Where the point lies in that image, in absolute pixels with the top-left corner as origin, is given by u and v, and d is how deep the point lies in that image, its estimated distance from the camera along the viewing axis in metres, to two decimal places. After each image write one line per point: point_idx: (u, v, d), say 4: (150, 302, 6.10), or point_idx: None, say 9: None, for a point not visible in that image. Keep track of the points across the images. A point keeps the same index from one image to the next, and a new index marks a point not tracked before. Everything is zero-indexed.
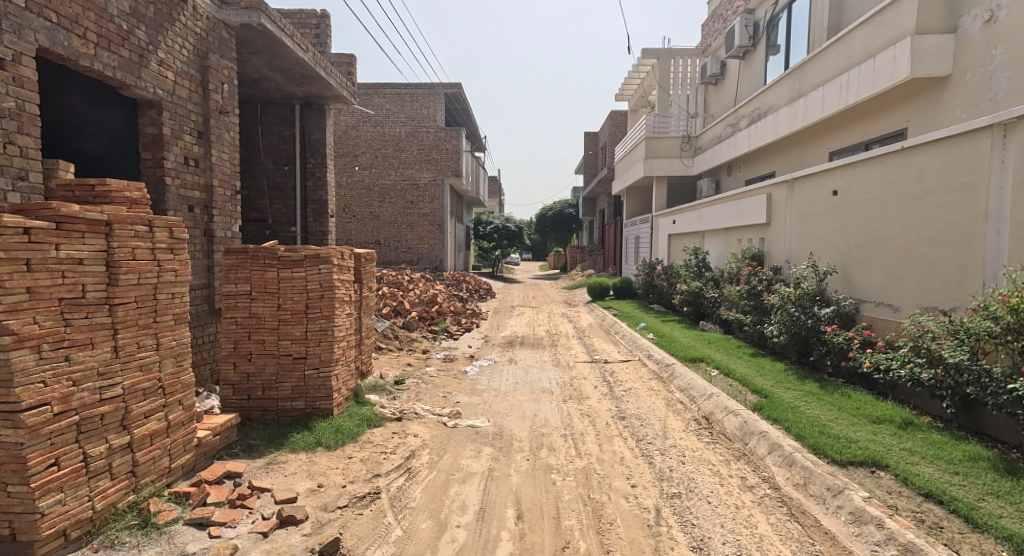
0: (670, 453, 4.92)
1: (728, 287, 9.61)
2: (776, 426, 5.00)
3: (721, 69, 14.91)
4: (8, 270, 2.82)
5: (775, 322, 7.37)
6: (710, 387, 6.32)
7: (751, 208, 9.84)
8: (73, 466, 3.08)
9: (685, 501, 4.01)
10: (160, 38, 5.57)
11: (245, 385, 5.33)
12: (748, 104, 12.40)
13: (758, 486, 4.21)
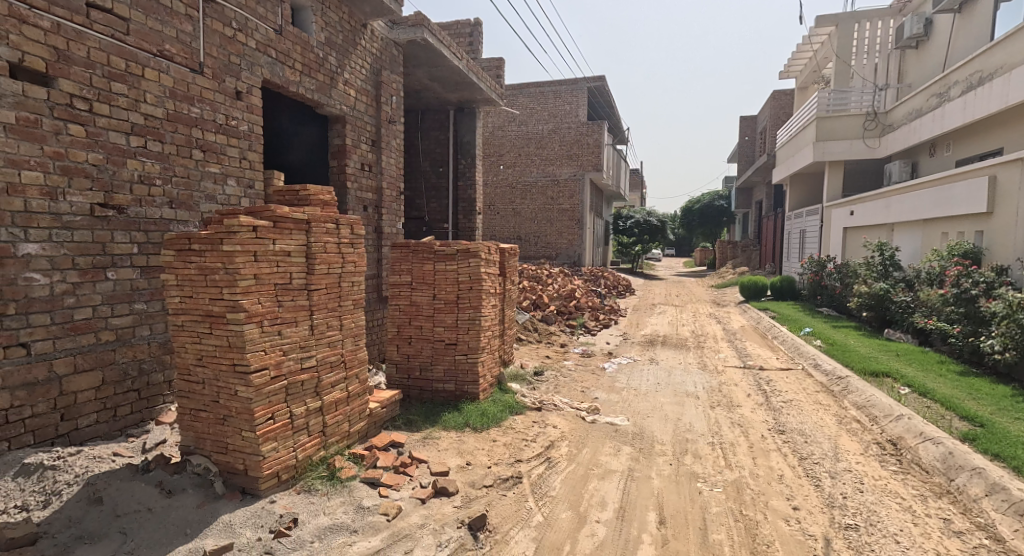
0: (844, 478, 4.43)
1: (928, 290, 8.30)
2: (997, 462, 4.22)
3: (925, 28, 12.73)
4: (243, 260, 3.53)
5: (999, 336, 6.21)
6: (899, 407, 5.54)
7: (965, 194, 8.31)
8: (283, 420, 3.77)
9: (864, 535, 3.60)
10: (347, 61, 6.45)
11: (406, 364, 5.99)
12: (966, 68, 10.43)
13: (970, 533, 3.62)
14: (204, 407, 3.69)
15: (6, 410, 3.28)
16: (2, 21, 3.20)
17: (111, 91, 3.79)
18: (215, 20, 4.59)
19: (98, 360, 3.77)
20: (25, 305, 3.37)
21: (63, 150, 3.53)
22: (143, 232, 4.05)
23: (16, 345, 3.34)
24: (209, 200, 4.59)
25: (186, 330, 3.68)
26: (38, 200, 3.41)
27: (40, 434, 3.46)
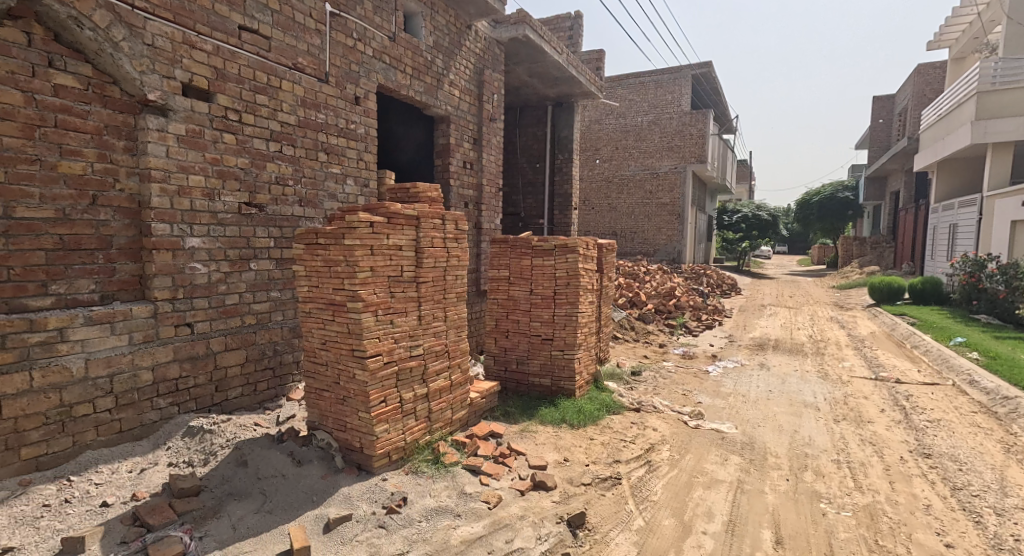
0: (1012, 517, 3.83)
1: None
2: None
3: None
4: (361, 253, 3.79)
5: None
6: None
7: None
8: (394, 404, 4.01)
9: None
10: (452, 63, 6.68)
11: (503, 357, 6.12)
12: None
13: None
14: (327, 387, 4.03)
15: (176, 379, 3.82)
16: (177, 47, 3.71)
17: (256, 102, 4.25)
18: (339, 32, 4.96)
19: (243, 340, 4.26)
20: (190, 290, 3.87)
21: (219, 156, 4.01)
22: (279, 228, 4.51)
23: (184, 324, 3.85)
24: (332, 198, 4.99)
25: (313, 316, 4.04)
26: (200, 200, 3.90)
27: (200, 401, 3.99)
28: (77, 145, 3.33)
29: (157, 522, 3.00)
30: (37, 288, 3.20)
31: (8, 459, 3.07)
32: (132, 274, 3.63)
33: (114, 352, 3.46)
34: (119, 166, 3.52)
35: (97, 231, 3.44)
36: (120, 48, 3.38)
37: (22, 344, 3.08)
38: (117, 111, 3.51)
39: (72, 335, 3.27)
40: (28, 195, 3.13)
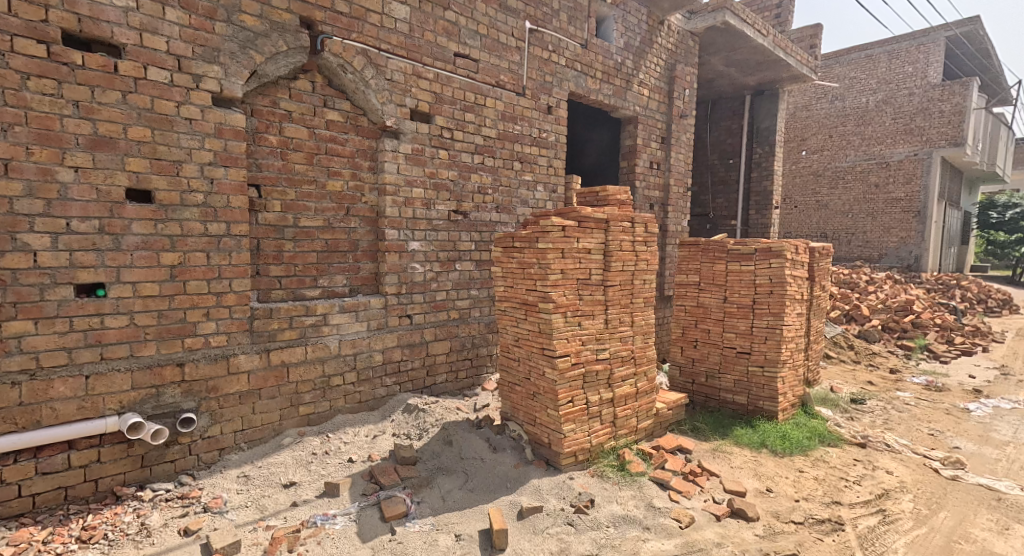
0: None
1: None
2: None
3: None
4: (554, 256, 3.94)
5: None
6: None
7: None
8: (581, 406, 4.09)
9: None
10: (642, 62, 6.53)
11: (690, 368, 5.78)
12: None
13: None
14: (519, 382, 4.30)
15: (399, 361, 4.45)
16: (409, 79, 4.31)
17: (465, 120, 4.72)
18: (536, 47, 5.24)
19: (449, 332, 4.77)
20: (410, 287, 4.47)
21: (435, 170, 4.56)
22: (480, 232, 4.94)
23: (405, 315, 4.47)
24: (524, 203, 5.29)
25: (507, 314, 4.34)
26: (420, 209, 4.48)
27: (414, 383, 4.58)
28: (339, 166, 4.08)
29: (387, 482, 3.54)
30: (311, 282, 3.99)
31: (291, 413, 3.87)
32: (370, 272, 4.33)
33: (357, 336, 4.17)
34: (364, 182, 4.22)
35: (349, 236, 4.17)
36: (369, 85, 4.06)
37: (301, 325, 3.85)
38: (365, 137, 4.22)
39: (331, 320, 4.01)
40: (306, 208, 3.93)
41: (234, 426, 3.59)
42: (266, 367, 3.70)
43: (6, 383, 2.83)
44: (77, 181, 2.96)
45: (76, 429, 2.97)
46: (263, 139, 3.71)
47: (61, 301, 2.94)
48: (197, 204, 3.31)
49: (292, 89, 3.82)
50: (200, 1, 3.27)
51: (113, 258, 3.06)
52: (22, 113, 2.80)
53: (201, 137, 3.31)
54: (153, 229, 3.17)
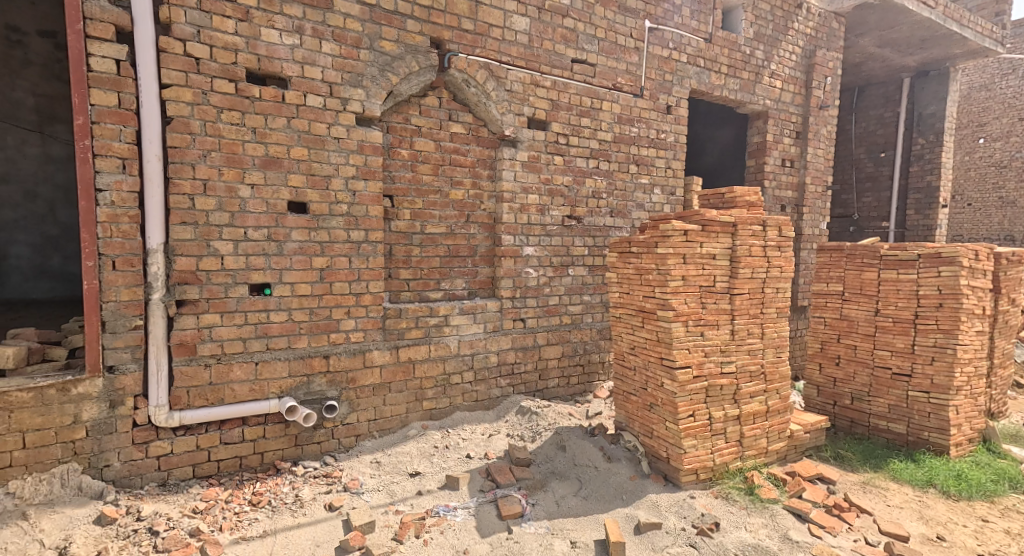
0: None
1: None
2: None
3: None
4: (674, 262, 3.76)
5: None
6: None
7: None
8: (703, 421, 3.85)
9: None
10: (775, 51, 5.99)
11: (831, 388, 5.15)
12: None
13: None
14: (635, 391, 4.17)
15: (512, 363, 4.56)
16: (527, 88, 4.42)
17: (581, 125, 4.72)
18: (655, 46, 5.07)
19: (561, 337, 4.79)
20: (524, 291, 4.57)
21: (550, 176, 4.62)
22: (593, 237, 4.90)
23: (518, 319, 4.57)
24: (640, 207, 5.15)
25: (623, 321, 4.24)
26: (535, 215, 4.56)
27: (527, 385, 4.66)
28: (461, 176, 4.31)
29: (504, 481, 3.65)
30: (434, 285, 4.25)
31: (416, 407, 4.14)
32: (487, 276, 4.50)
33: (475, 337, 4.36)
34: (483, 190, 4.41)
35: (468, 242, 4.38)
36: (490, 96, 4.25)
37: (425, 324, 4.12)
38: (485, 147, 4.40)
39: (451, 321, 4.24)
40: (431, 216, 4.20)
41: (368, 415, 3.93)
42: (396, 362, 4.00)
43: (201, 364, 3.29)
44: (253, 197, 3.37)
45: (247, 407, 3.40)
46: (397, 153, 4.02)
47: (239, 298, 3.37)
48: (342, 213, 3.67)
49: (422, 105, 4.10)
50: (349, 32, 3.62)
51: (278, 262, 3.46)
52: (217, 140, 3.25)
53: (347, 154, 3.66)
54: (308, 236, 3.55)
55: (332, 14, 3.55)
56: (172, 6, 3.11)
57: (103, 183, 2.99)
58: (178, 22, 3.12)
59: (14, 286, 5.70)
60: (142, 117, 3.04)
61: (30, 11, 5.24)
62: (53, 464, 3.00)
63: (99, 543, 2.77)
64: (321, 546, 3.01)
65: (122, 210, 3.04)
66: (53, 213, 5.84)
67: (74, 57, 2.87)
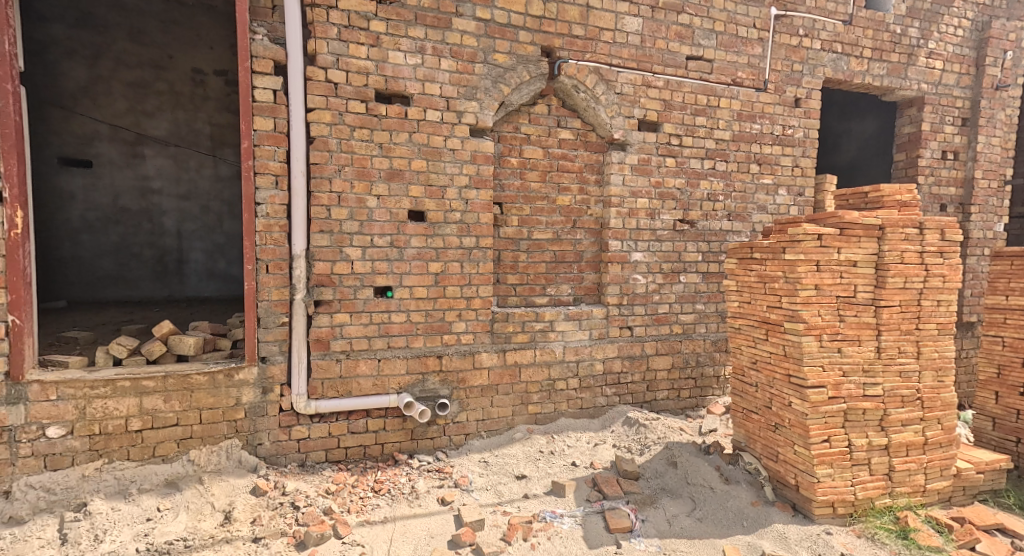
0: None
1: None
2: None
3: None
4: (806, 269, 3.40)
5: None
6: None
7: None
8: (841, 448, 3.43)
9: None
10: (934, 27, 5.16)
11: (1012, 423, 4.29)
12: None
13: None
14: (757, 410, 3.84)
15: (619, 372, 4.45)
16: (638, 90, 4.31)
17: (696, 125, 4.49)
18: (783, 34, 4.66)
19: (671, 347, 4.57)
20: (631, 298, 4.43)
21: (661, 179, 4.44)
22: (707, 243, 4.62)
23: (626, 327, 4.45)
24: (761, 210, 4.77)
25: (744, 333, 3.93)
26: (644, 220, 4.42)
27: (635, 396, 4.52)
28: (569, 182, 4.31)
29: (611, 492, 3.57)
30: (540, 290, 4.29)
31: (522, 410, 4.21)
32: (593, 282, 4.44)
33: (580, 344, 4.32)
34: (591, 196, 4.38)
35: (574, 248, 4.36)
36: (599, 100, 4.21)
37: (531, 329, 4.17)
38: (593, 152, 4.37)
39: (557, 327, 4.25)
40: (539, 222, 4.25)
41: (476, 415, 4.07)
42: (503, 365, 4.10)
43: (333, 359, 3.62)
44: (379, 207, 3.65)
45: (371, 400, 3.69)
46: (507, 161, 4.14)
47: (365, 299, 3.66)
48: (455, 221, 3.86)
49: (531, 114, 4.18)
50: (465, 48, 3.81)
51: (398, 267, 3.73)
52: (350, 156, 3.56)
53: (461, 164, 3.85)
54: (425, 243, 3.79)
55: (450, 33, 3.76)
56: (317, 39, 3.46)
57: (261, 197, 3.40)
58: (321, 52, 3.47)
59: (194, 286, 6.30)
60: (293, 138, 3.41)
61: (210, 56, 5.99)
62: (220, 439, 3.42)
63: (254, 511, 3.16)
64: (435, 538, 3.17)
65: (275, 220, 3.44)
66: (221, 224, 6.37)
67: (241, 91, 3.33)
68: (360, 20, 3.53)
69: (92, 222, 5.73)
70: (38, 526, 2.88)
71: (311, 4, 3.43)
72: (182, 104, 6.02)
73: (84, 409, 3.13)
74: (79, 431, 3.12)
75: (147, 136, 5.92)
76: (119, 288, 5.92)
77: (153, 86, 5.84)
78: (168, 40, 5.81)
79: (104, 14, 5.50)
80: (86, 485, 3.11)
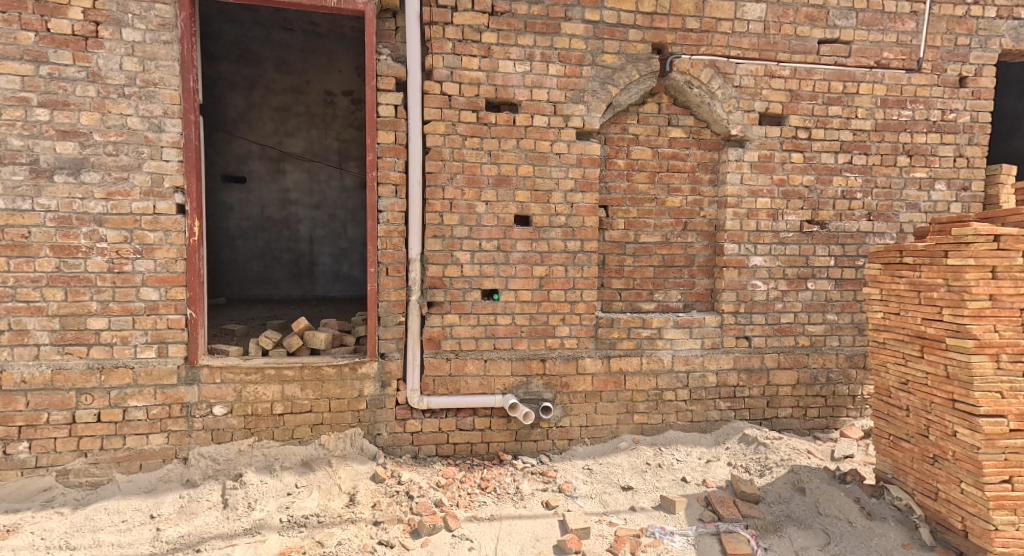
0: None
1: None
2: None
3: None
4: (976, 277, 2.89)
5: None
6: None
7: None
8: None
9: None
10: None
11: None
12: None
13: None
14: (909, 438, 3.33)
15: (735, 386, 4.15)
16: (760, 81, 3.99)
17: (828, 115, 4.06)
18: (945, 3, 4.02)
19: (795, 361, 4.17)
20: (750, 306, 4.11)
21: (786, 176, 4.07)
22: (842, 245, 4.14)
23: (743, 336, 4.13)
24: (912, 208, 4.17)
25: (890, 349, 3.43)
26: (765, 221, 4.08)
27: (753, 412, 4.18)
28: (679, 182, 4.12)
29: (727, 515, 3.33)
30: (647, 296, 4.14)
31: (627, 419, 4.08)
32: (706, 288, 4.19)
33: (691, 353, 4.09)
34: (704, 196, 4.14)
35: (685, 251, 4.15)
36: (715, 95, 3.96)
37: (638, 336, 4.04)
38: (707, 150, 4.14)
39: (665, 334, 4.06)
40: (647, 224, 4.10)
41: (580, 421, 4.02)
42: (608, 372, 4.02)
43: (443, 357, 3.81)
44: (487, 212, 3.78)
45: (477, 399, 3.82)
46: (614, 163, 4.05)
47: (473, 301, 3.81)
48: (560, 225, 3.87)
49: (640, 113, 4.06)
50: (573, 51, 3.81)
51: (505, 270, 3.83)
52: (461, 164, 3.73)
53: (567, 168, 3.85)
54: (531, 247, 3.84)
55: (559, 38, 3.79)
56: (434, 54, 3.66)
57: (383, 205, 3.66)
58: (437, 67, 3.67)
59: (323, 286, 6.94)
60: (411, 150, 3.65)
61: (340, 78, 6.63)
62: (345, 427, 3.75)
63: (375, 496, 3.42)
64: (541, 541, 3.20)
65: (394, 226, 3.69)
66: (345, 231, 6.93)
67: (369, 107, 3.60)
68: (473, 33, 3.69)
69: (245, 229, 6.61)
70: (206, 490, 3.39)
71: (429, 22, 3.64)
72: (317, 124, 6.69)
73: (240, 392, 3.59)
74: (236, 411, 3.59)
75: (289, 153, 6.67)
76: (265, 287, 6.75)
77: (293, 109, 6.59)
78: (306, 67, 6.54)
79: (259, 50, 6.35)
80: (241, 458, 3.58)
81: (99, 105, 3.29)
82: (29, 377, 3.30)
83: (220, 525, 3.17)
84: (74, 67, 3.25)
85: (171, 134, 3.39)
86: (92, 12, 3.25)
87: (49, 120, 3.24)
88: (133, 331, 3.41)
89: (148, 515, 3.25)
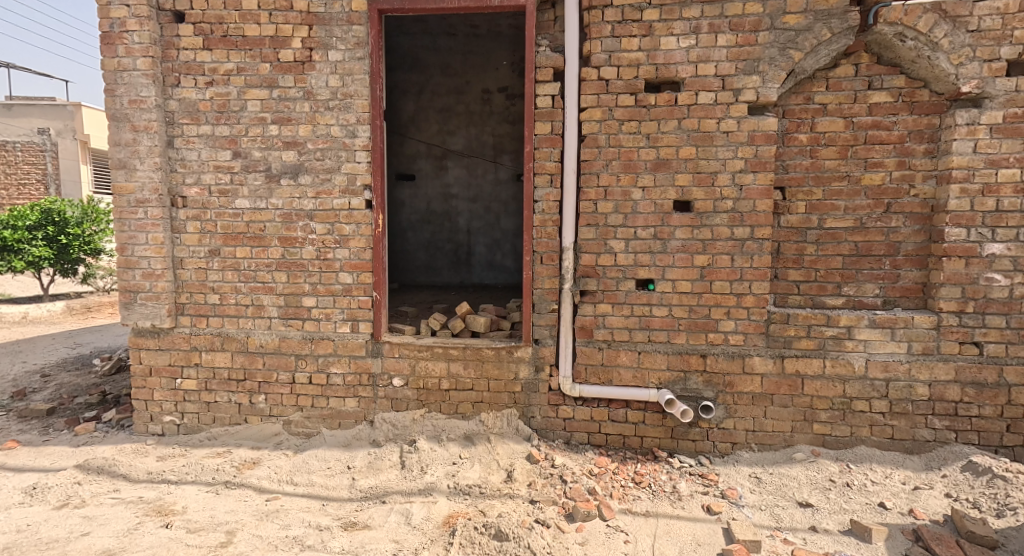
0: None
1: None
2: None
3: None
4: None
5: None
6: None
7: None
8: None
9: None
10: None
11: None
12: None
13: None
14: None
15: (956, 402, 3.44)
16: (1010, 20, 3.19)
17: None
18: None
19: None
20: (982, 304, 3.36)
21: None
22: None
23: (971, 343, 3.40)
24: None
25: None
26: (1011, 198, 3.27)
27: (985, 437, 3.43)
28: (881, 156, 3.47)
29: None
30: (833, 289, 3.58)
31: (804, 428, 3.62)
32: (916, 281, 3.50)
33: (893, 358, 3.48)
34: (917, 171, 3.44)
35: (887, 238, 3.51)
36: (939, 46, 3.24)
37: (821, 335, 3.54)
38: (924, 115, 3.41)
39: (857, 335, 3.50)
40: (835, 207, 3.54)
41: (746, 424, 3.68)
42: (781, 374, 3.60)
43: (596, 346, 3.79)
44: (644, 199, 3.63)
45: (630, 392, 3.72)
46: (794, 138, 3.56)
47: (627, 291, 3.70)
48: (727, 210, 3.55)
49: (830, 79, 3.49)
50: (747, 17, 3.43)
51: (662, 259, 3.64)
52: (617, 150, 3.63)
53: (735, 147, 3.50)
54: (691, 235, 3.60)
55: (731, 4, 3.44)
56: (593, 39, 3.60)
57: (539, 195, 3.74)
58: (595, 52, 3.60)
59: (478, 274, 7.32)
60: (567, 139, 3.65)
61: (497, 75, 6.95)
62: (502, 407, 3.97)
63: (531, 476, 3.56)
64: (702, 546, 2.99)
65: (549, 216, 3.74)
66: (499, 221, 7.24)
67: (527, 99, 3.69)
68: (634, 12, 3.54)
69: (415, 221, 7.36)
70: (388, 451, 3.89)
71: (588, 6, 3.59)
72: (475, 121, 7.11)
73: (414, 367, 4.03)
74: (411, 384, 4.04)
75: (451, 151, 7.19)
76: (429, 274, 7.41)
77: (455, 109, 7.10)
78: (467, 68, 6.98)
79: (428, 57, 6.96)
80: (415, 426, 4.03)
81: (311, 119, 3.93)
82: (266, 342, 4.11)
83: (400, 482, 3.59)
84: (295, 89, 3.92)
85: (363, 139, 3.90)
86: (308, 40, 3.87)
87: (278, 134, 3.97)
88: (335, 309, 4.04)
89: (346, 465, 3.84)
